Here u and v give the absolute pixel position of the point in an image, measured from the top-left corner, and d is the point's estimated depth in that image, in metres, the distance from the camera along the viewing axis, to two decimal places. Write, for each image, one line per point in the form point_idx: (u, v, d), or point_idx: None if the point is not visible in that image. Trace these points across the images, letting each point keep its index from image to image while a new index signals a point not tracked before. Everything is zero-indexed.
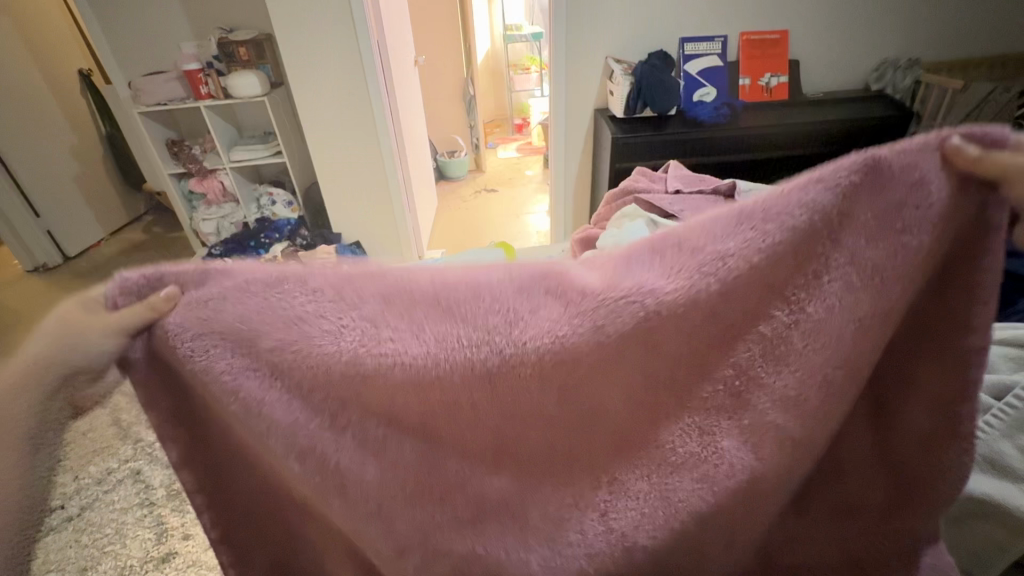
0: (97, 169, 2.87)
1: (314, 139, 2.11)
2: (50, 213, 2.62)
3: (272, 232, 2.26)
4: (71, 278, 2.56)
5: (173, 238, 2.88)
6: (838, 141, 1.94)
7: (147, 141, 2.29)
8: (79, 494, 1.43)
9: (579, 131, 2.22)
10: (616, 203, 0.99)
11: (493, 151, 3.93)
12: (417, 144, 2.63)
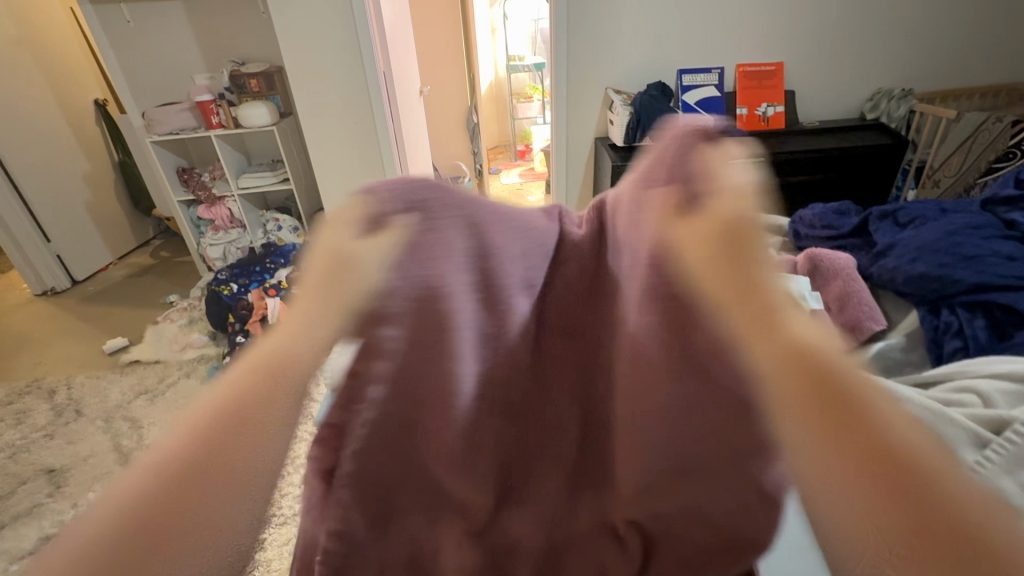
0: (108, 194, 2.93)
1: (321, 167, 2.17)
2: (61, 238, 2.66)
3: (277, 257, 2.26)
4: (78, 302, 2.59)
5: (179, 262, 2.92)
6: (834, 168, 1.97)
7: (158, 169, 2.34)
8: None
9: (580, 160, 2.26)
10: None
11: (495, 178, 3.99)
12: (421, 171, 2.69)
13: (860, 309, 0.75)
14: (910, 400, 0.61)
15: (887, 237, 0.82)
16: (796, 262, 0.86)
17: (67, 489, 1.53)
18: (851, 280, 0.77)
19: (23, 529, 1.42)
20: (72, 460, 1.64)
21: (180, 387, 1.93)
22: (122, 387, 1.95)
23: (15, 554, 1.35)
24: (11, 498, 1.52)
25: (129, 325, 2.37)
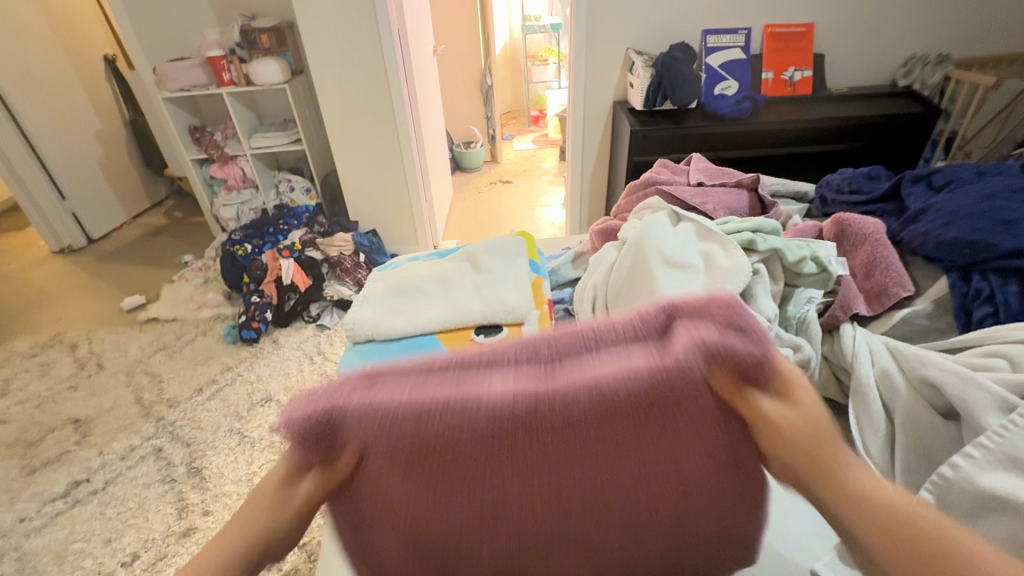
0: (121, 153, 2.94)
1: (335, 128, 2.13)
2: (76, 195, 2.70)
3: (290, 218, 2.27)
4: (95, 260, 2.65)
5: (193, 222, 2.95)
6: (861, 138, 1.92)
7: (169, 126, 2.33)
8: (104, 468, 1.51)
9: (596, 124, 2.21)
10: (636, 194, 0.88)
11: (508, 144, 3.97)
12: (433, 132, 2.64)
13: (888, 275, 0.74)
14: (936, 364, 0.62)
15: (919, 202, 0.79)
16: (822, 227, 0.85)
17: (91, 438, 1.61)
18: (880, 246, 0.76)
19: (52, 474, 1.50)
20: (96, 411, 1.71)
21: (197, 344, 1.98)
22: (141, 343, 2.00)
23: (48, 496, 1.44)
24: (40, 445, 1.60)
25: (146, 284, 2.42)
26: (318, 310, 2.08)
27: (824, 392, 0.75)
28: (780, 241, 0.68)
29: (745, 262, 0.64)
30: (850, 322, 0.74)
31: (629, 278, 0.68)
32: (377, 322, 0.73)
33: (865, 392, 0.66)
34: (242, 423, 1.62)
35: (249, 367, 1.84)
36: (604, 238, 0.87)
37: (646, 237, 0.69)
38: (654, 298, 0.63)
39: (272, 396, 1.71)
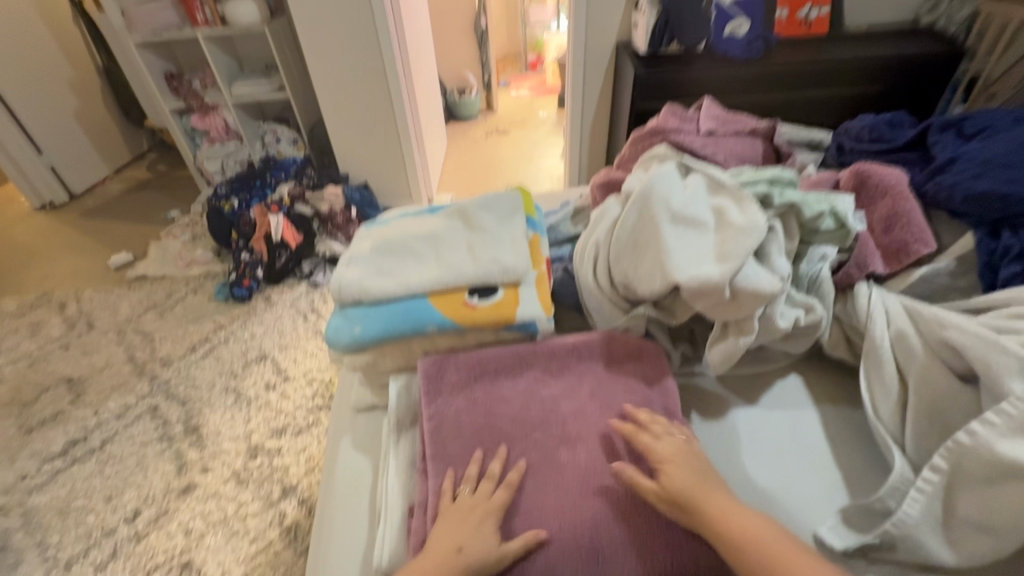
0: (97, 102, 2.78)
1: (319, 75, 2.00)
2: (52, 147, 2.58)
3: (277, 171, 2.18)
4: (78, 216, 2.57)
5: (178, 176, 2.84)
6: (878, 82, 1.82)
7: (143, 72, 2.18)
8: (101, 427, 1.50)
9: (598, 69, 2.08)
10: (641, 143, 0.81)
11: (505, 91, 3.79)
12: (425, 77, 2.50)
13: (910, 231, 0.69)
14: (958, 327, 0.58)
15: (948, 151, 0.73)
16: (839, 179, 0.80)
17: (86, 398, 1.60)
18: (902, 199, 0.71)
19: (49, 432, 1.50)
20: (89, 370, 1.70)
21: (188, 302, 1.94)
22: (131, 302, 1.96)
23: (46, 455, 1.44)
24: (35, 405, 1.60)
25: (132, 240, 2.36)
26: (311, 267, 2.03)
27: (833, 352, 0.72)
28: (797, 194, 0.63)
29: (760, 219, 0.59)
30: (865, 281, 0.70)
31: (635, 235, 0.63)
32: (363, 283, 0.68)
33: (878, 354, 0.64)
34: (238, 381, 1.61)
35: (242, 325, 1.81)
36: (605, 192, 0.81)
37: (653, 191, 0.63)
38: (661, 257, 0.59)
39: (267, 354, 1.69)
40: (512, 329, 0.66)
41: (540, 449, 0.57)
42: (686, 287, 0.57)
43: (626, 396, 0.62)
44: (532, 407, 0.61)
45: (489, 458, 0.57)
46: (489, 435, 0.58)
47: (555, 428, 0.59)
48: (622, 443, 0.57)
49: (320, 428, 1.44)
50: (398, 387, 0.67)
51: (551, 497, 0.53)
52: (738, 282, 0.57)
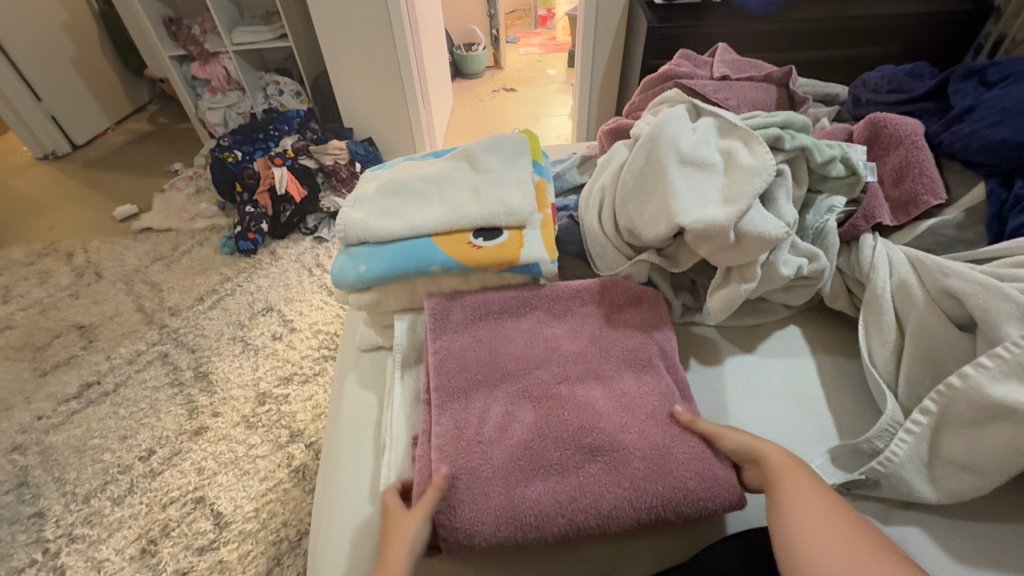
0: (95, 50, 2.71)
1: (323, 24, 1.93)
2: (51, 96, 2.54)
3: (280, 123, 2.14)
4: (82, 167, 2.55)
5: (180, 129, 2.81)
6: (899, 41, 1.76)
7: (142, 16, 2.12)
8: (113, 371, 1.54)
9: (611, 20, 2.00)
10: (652, 90, 0.80)
11: (513, 47, 3.68)
12: (431, 28, 2.42)
13: (920, 181, 0.69)
14: (960, 274, 0.58)
15: (968, 98, 0.71)
16: (853, 130, 0.79)
17: (98, 343, 1.64)
18: (915, 149, 0.70)
19: (63, 376, 1.55)
20: (99, 318, 1.73)
21: (194, 254, 1.96)
22: (137, 253, 1.98)
23: (62, 397, 1.48)
24: (49, 349, 1.64)
25: (137, 192, 2.35)
26: (315, 222, 2.03)
27: (834, 304, 0.73)
28: (808, 138, 0.61)
29: (770, 160, 0.58)
30: (871, 232, 0.70)
31: (642, 179, 0.63)
32: (370, 223, 0.69)
33: (878, 303, 0.64)
34: (245, 331, 1.64)
35: (248, 278, 1.83)
36: (613, 139, 0.80)
37: (662, 133, 0.63)
38: (667, 201, 0.59)
39: (273, 306, 1.72)
40: (515, 271, 0.67)
41: (540, 386, 0.58)
42: (690, 231, 0.57)
43: (625, 339, 0.63)
44: (534, 347, 0.62)
45: (492, 393, 0.58)
46: (493, 372, 0.60)
47: (557, 367, 0.60)
48: (623, 381, 0.59)
49: (326, 376, 1.48)
50: (404, 326, 0.69)
51: (551, 428, 0.55)
52: (743, 224, 0.57)
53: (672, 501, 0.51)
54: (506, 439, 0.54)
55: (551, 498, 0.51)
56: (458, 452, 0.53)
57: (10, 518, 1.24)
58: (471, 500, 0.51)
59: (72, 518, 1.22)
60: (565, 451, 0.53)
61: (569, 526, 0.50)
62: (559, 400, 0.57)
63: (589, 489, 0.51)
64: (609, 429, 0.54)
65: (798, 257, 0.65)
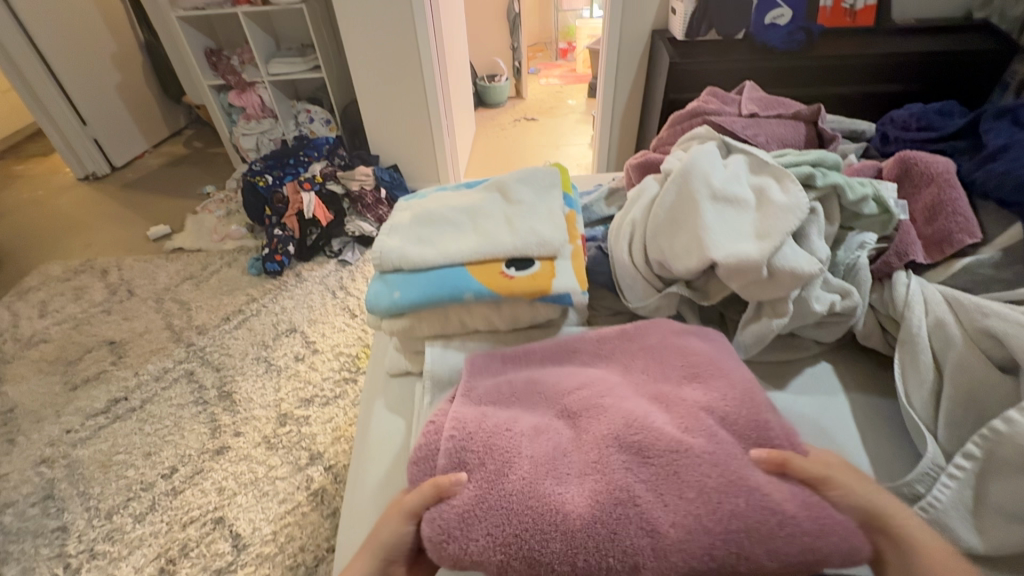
0: (138, 78, 2.86)
1: (355, 57, 2.02)
2: (96, 121, 2.67)
3: (310, 149, 2.22)
4: (119, 188, 2.66)
5: (213, 153, 2.92)
6: (922, 78, 1.77)
7: (185, 48, 2.24)
8: (140, 388, 1.58)
9: (633, 55, 2.06)
10: (681, 125, 0.81)
11: (534, 78, 3.78)
12: (457, 61, 2.51)
13: (953, 220, 0.68)
14: (1000, 314, 0.58)
15: (1000, 138, 0.72)
16: (881, 167, 0.79)
17: (127, 359, 1.68)
18: (948, 187, 0.70)
19: (92, 391, 1.58)
20: (129, 334, 1.77)
21: (222, 274, 2.01)
22: (168, 272, 2.04)
23: (90, 412, 1.51)
24: (80, 364, 1.68)
25: (170, 214, 2.44)
26: (340, 245, 2.08)
27: (867, 341, 0.72)
28: (840, 176, 0.62)
29: (802, 198, 0.58)
30: (904, 270, 0.69)
31: (673, 213, 0.64)
32: (404, 252, 0.70)
33: (914, 341, 0.63)
34: (269, 351, 1.67)
35: (273, 299, 1.87)
36: (641, 173, 0.82)
37: (694, 169, 0.64)
38: (699, 235, 0.60)
39: (297, 327, 1.75)
40: (546, 301, 0.68)
41: (588, 401, 0.57)
42: (724, 266, 0.57)
43: (683, 355, 0.61)
44: (583, 375, 0.61)
45: (537, 412, 0.58)
46: (538, 393, 0.60)
47: (607, 385, 0.59)
48: (683, 392, 0.57)
49: (346, 399, 1.49)
50: (434, 352, 0.69)
51: (599, 438, 0.53)
52: (776, 260, 0.57)
53: (729, 518, 0.46)
54: (546, 450, 0.53)
55: (591, 505, 0.48)
56: (491, 446, 0.53)
57: (35, 531, 1.26)
58: (495, 488, 0.50)
59: (93, 534, 1.23)
60: (609, 455, 0.51)
61: (619, 548, 0.46)
62: (613, 411, 0.55)
63: (638, 499, 0.48)
64: (660, 431, 0.51)
65: (830, 293, 0.64)
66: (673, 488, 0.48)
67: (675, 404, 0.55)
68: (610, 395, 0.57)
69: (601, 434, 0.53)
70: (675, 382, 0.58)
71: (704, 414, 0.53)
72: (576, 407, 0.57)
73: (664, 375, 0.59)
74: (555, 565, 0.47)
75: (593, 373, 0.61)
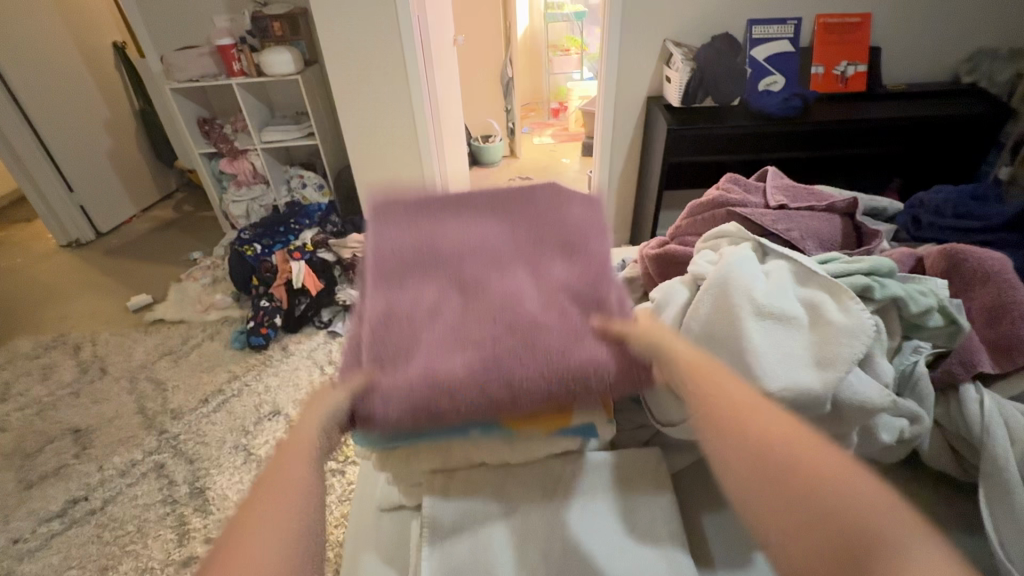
0: (130, 144, 2.84)
1: (349, 124, 2.01)
2: (83, 188, 2.62)
3: (302, 217, 2.16)
4: (102, 255, 2.58)
5: (203, 217, 2.86)
6: (914, 141, 1.76)
7: (178, 117, 2.23)
8: (103, 485, 1.42)
9: (628, 120, 2.06)
10: (703, 215, 0.74)
11: (528, 138, 3.83)
12: (453, 125, 2.52)
13: (1022, 325, 0.60)
14: None
15: None
16: (922, 256, 0.72)
17: (91, 451, 1.53)
18: (1010, 288, 0.63)
19: (49, 490, 1.42)
20: (97, 420, 1.63)
21: (203, 349, 1.89)
22: (146, 347, 1.92)
23: (43, 516, 1.35)
24: (38, 457, 1.53)
25: (153, 282, 2.34)
26: (330, 316, 1.99)
27: (936, 464, 0.62)
28: (900, 288, 0.55)
29: (867, 319, 0.51)
30: (972, 381, 0.61)
31: (712, 329, 0.55)
32: None
33: (1003, 477, 0.54)
34: (249, 438, 1.53)
35: (256, 377, 1.74)
36: (661, 266, 0.74)
37: (732, 278, 0.55)
38: (744, 360, 0.51)
39: (281, 409, 1.62)
40: (566, 435, 0.60)
41: (460, 271, 0.57)
42: (780, 399, 0.49)
43: (565, 247, 0.60)
44: (468, 246, 0.61)
45: (415, 275, 0.57)
46: (424, 257, 0.59)
47: (484, 260, 0.58)
48: (555, 266, 0.57)
49: (333, 495, 1.34)
50: (432, 497, 0.58)
51: (467, 302, 0.53)
52: (841, 394, 0.49)
53: (575, 369, 0.45)
54: (413, 309, 0.52)
55: (454, 356, 0.47)
56: (367, 311, 0.53)
57: None
58: (360, 356, 0.49)
59: None
60: (474, 307, 0.52)
61: (464, 392, 0.45)
62: (485, 288, 0.54)
63: (499, 348, 0.47)
64: (529, 302, 0.51)
65: (899, 419, 0.55)
66: (529, 332, 0.48)
67: (546, 282, 0.54)
68: (483, 269, 0.57)
69: (467, 301, 0.53)
70: (556, 260, 0.58)
71: (580, 291, 0.53)
72: (448, 281, 0.56)
73: (550, 251, 0.59)
74: (410, 419, 0.45)
75: (481, 240, 0.61)
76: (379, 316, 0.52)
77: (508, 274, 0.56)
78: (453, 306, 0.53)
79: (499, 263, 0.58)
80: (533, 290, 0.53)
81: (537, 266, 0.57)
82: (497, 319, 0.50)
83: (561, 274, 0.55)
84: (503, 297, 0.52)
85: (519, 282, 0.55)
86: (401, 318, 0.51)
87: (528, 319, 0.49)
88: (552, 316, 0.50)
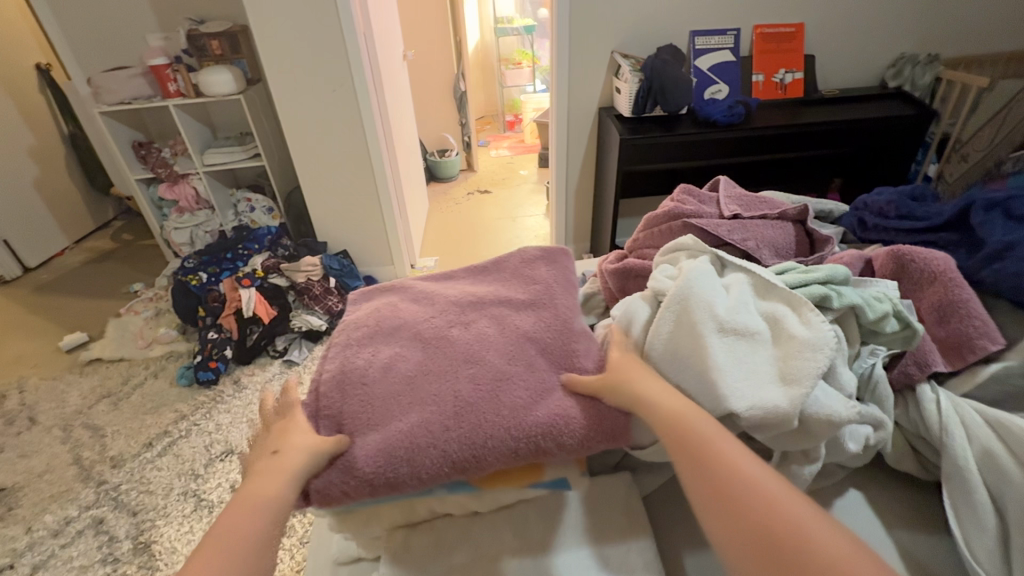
0: (59, 171, 2.65)
1: (296, 143, 1.94)
2: (6, 221, 2.42)
3: (250, 241, 2.06)
4: (30, 292, 2.38)
5: (144, 245, 2.70)
6: (852, 142, 1.84)
7: (110, 142, 2.09)
8: (33, 549, 1.29)
9: (582, 131, 2.08)
10: (659, 227, 0.74)
11: (485, 150, 3.83)
12: (406, 141, 2.48)
13: (970, 323, 0.62)
14: None
15: (999, 233, 0.67)
16: (870, 257, 0.73)
17: (18, 512, 1.38)
18: (955, 286, 0.64)
19: None
20: (25, 476, 1.48)
21: (147, 389, 1.76)
22: (81, 391, 1.77)
23: None
24: None
25: (89, 319, 2.17)
26: (285, 344, 1.88)
27: (900, 466, 0.62)
28: (857, 295, 0.55)
29: (828, 330, 0.50)
30: (928, 381, 0.61)
31: (675, 347, 0.54)
32: None
33: (963, 475, 0.55)
34: (200, 483, 1.42)
35: (206, 415, 1.63)
36: (622, 280, 0.72)
37: (694, 295, 0.54)
38: (710, 379, 0.50)
39: (234, 448, 1.52)
40: (539, 487, 0.58)
41: (430, 335, 0.62)
42: (747, 419, 0.47)
43: (531, 301, 0.66)
44: (438, 309, 0.66)
45: (389, 342, 0.61)
46: (394, 325, 0.63)
47: (452, 323, 0.63)
48: (519, 321, 0.63)
49: (293, 538, 1.25)
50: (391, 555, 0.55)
51: (436, 365, 0.58)
52: (807, 409, 0.48)
53: (543, 429, 0.52)
54: (386, 378, 0.57)
55: (424, 425, 0.52)
56: (342, 380, 0.57)
57: None
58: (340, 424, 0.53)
59: None
60: (443, 371, 0.57)
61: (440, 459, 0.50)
62: (454, 351, 0.59)
63: (467, 415, 0.52)
64: (494, 364, 0.57)
65: (863, 430, 0.54)
66: (496, 396, 0.54)
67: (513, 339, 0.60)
68: (454, 331, 0.62)
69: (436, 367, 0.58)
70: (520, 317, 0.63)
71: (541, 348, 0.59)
72: (421, 344, 0.61)
73: (514, 308, 0.65)
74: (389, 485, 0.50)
75: (451, 301, 0.67)
76: (357, 388, 0.56)
77: (475, 332, 0.61)
78: (423, 372, 0.57)
79: (466, 321, 0.63)
80: (499, 349, 0.59)
81: (502, 323, 0.63)
82: (466, 385, 0.55)
83: (524, 332, 0.61)
84: (471, 362, 0.57)
85: (486, 340, 0.60)
86: (376, 388, 0.56)
87: (494, 387, 0.55)
88: (518, 381, 0.55)
